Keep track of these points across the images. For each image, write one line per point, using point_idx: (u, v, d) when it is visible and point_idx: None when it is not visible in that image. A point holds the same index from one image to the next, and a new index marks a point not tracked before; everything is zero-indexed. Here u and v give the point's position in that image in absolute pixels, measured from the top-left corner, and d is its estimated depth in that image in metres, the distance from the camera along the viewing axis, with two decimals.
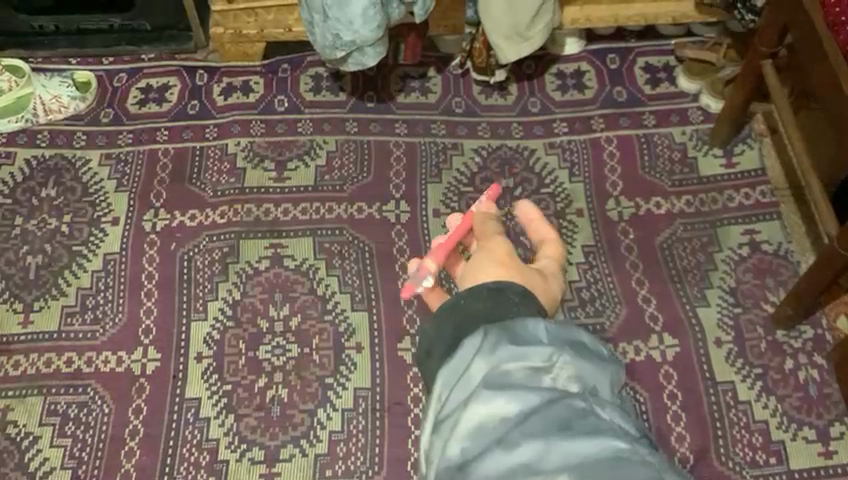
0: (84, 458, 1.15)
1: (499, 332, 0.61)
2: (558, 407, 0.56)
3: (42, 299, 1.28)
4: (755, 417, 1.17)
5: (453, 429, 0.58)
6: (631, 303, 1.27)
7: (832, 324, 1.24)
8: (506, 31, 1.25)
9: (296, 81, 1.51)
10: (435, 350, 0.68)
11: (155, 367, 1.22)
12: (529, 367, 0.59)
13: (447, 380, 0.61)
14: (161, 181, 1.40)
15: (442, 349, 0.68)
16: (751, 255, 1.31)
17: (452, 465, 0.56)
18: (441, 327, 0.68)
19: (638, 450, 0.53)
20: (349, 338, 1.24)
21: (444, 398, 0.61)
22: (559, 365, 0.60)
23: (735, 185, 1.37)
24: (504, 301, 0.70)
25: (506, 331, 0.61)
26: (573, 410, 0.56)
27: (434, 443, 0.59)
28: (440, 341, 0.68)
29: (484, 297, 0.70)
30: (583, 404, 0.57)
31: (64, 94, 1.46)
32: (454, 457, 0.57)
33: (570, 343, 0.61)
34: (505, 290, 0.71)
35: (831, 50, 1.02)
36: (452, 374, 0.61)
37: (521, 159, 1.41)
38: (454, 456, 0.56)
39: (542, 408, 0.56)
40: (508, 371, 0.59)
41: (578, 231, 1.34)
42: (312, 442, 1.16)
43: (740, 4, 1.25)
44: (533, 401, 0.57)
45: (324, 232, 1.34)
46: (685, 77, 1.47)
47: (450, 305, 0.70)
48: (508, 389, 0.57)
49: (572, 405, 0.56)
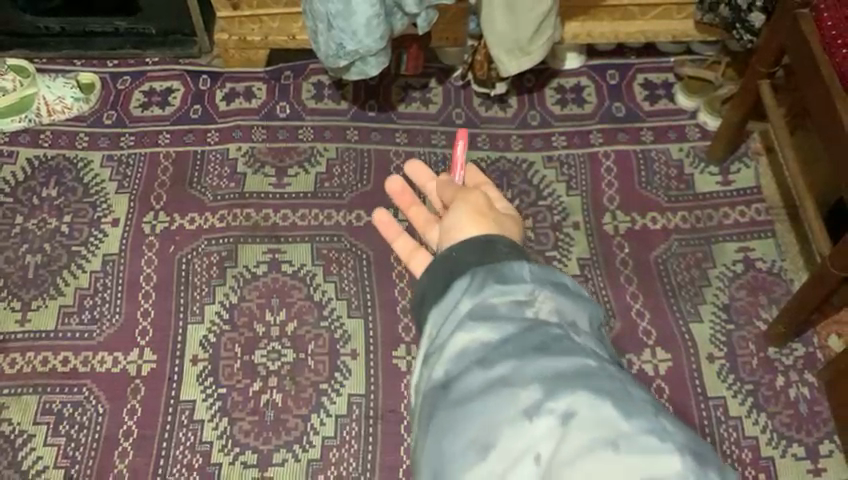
0: (77, 458, 1.16)
1: (485, 270, 0.53)
2: (537, 329, 0.49)
3: (40, 299, 1.29)
4: (746, 432, 1.18)
5: (434, 360, 0.51)
6: (626, 317, 1.28)
7: (823, 343, 1.25)
8: (507, 44, 1.27)
9: (299, 88, 1.52)
10: (425, 296, 0.57)
11: (151, 368, 1.23)
12: (512, 300, 0.51)
13: (434, 317, 0.54)
14: (162, 183, 1.41)
15: (431, 292, 0.56)
16: (745, 272, 1.32)
17: (431, 394, 0.49)
18: (430, 274, 0.57)
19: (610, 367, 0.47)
20: (345, 344, 1.25)
21: (430, 335, 0.53)
22: (542, 298, 0.51)
23: (731, 203, 1.39)
24: (496, 257, 0.56)
25: (491, 269, 0.53)
26: (552, 332, 0.49)
27: (417, 375, 0.52)
28: (430, 291, 0.56)
29: (471, 248, 0.57)
30: (561, 329, 0.49)
31: (68, 96, 1.47)
32: (434, 385, 0.49)
33: (555, 280, 0.52)
34: (495, 244, 0.57)
35: (826, 70, 1.04)
36: (439, 311, 0.54)
37: (520, 172, 1.43)
38: (434, 385, 0.49)
39: (522, 331, 0.49)
40: (491, 303, 0.51)
41: (575, 244, 1.35)
42: (305, 447, 1.17)
43: (739, 24, 1.27)
44: (514, 327, 0.49)
45: (323, 238, 1.35)
46: (683, 94, 1.48)
47: (439, 257, 0.58)
48: (489, 316, 0.50)
49: (553, 329, 0.49)
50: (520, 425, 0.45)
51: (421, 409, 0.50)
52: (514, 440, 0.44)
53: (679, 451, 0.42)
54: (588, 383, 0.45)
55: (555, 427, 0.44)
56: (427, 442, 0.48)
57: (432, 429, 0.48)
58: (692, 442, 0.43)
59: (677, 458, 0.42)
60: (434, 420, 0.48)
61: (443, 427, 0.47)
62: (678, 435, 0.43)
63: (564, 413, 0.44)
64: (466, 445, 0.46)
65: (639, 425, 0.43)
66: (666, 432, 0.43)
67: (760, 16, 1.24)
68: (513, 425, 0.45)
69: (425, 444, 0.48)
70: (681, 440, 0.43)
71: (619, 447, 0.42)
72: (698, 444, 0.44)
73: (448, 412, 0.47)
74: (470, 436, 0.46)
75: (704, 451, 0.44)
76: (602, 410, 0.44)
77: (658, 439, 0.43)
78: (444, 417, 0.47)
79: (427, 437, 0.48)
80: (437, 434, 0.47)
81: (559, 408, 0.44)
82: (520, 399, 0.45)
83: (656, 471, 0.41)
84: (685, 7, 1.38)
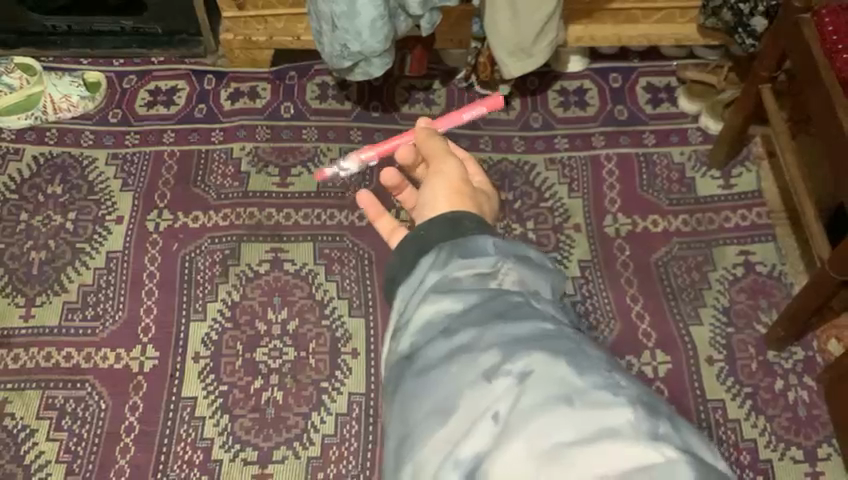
0: (79, 453, 1.16)
1: (451, 246, 0.55)
2: (499, 298, 0.50)
3: (44, 295, 1.30)
4: (744, 435, 1.18)
5: (402, 334, 0.52)
6: (626, 319, 1.28)
7: (823, 347, 1.26)
8: (510, 47, 1.28)
9: (303, 89, 1.53)
10: (395, 277, 0.57)
11: (153, 365, 1.24)
12: (476, 273, 0.52)
13: (402, 294, 0.55)
14: (166, 182, 1.42)
15: (401, 274, 0.57)
16: (745, 275, 1.32)
17: (398, 366, 0.51)
18: (401, 256, 0.57)
19: (567, 331, 0.48)
20: (346, 343, 1.26)
21: (399, 312, 0.55)
22: (505, 271, 0.52)
23: (732, 206, 1.39)
24: (463, 232, 0.57)
25: (456, 244, 0.54)
26: (513, 300, 0.50)
27: (387, 351, 0.54)
28: (398, 267, 0.57)
29: (437, 226, 0.57)
30: (522, 297, 0.51)
31: (75, 94, 1.48)
32: (400, 357, 0.51)
33: (518, 252, 0.54)
34: (463, 220, 0.58)
35: (827, 76, 1.05)
36: (407, 288, 0.55)
37: (522, 174, 1.43)
38: (401, 357, 0.51)
39: (485, 299, 0.50)
40: (456, 277, 0.52)
41: (576, 246, 1.36)
42: (305, 445, 1.18)
43: (741, 28, 1.27)
44: (476, 296, 0.50)
45: (325, 238, 1.36)
46: (685, 99, 1.49)
47: (404, 241, 0.58)
48: (453, 289, 0.51)
49: (514, 297, 0.50)
50: (480, 387, 0.45)
51: (390, 381, 0.52)
52: (474, 402, 0.45)
53: (633, 404, 0.42)
54: (544, 344, 0.46)
55: (512, 386, 0.44)
56: (394, 411, 0.49)
57: (398, 399, 0.49)
58: (647, 397, 0.44)
59: (630, 408, 0.42)
60: (400, 390, 0.49)
61: (408, 395, 0.48)
62: (631, 390, 0.44)
63: (521, 372, 0.45)
64: (428, 410, 0.46)
65: (594, 381, 0.44)
66: (620, 388, 0.44)
67: (763, 20, 1.25)
68: (472, 388, 0.45)
69: (392, 414, 0.50)
70: (636, 395, 0.43)
71: (575, 403, 0.42)
72: (652, 398, 0.44)
73: (412, 380, 0.49)
74: (431, 401, 0.47)
75: (658, 406, 0.43)
76: (558, 368, 0.44)
77: (612, 394, 0.43)
78: (409, 383, 0.49)
79: (394, 407, 0.50)
80: (402, 402, 0.49)
81: (516, 369, 0.45)
82: (479, 362, 0.46)
83: (610, 422, 0.41)
84: (687, 11, 1.38)
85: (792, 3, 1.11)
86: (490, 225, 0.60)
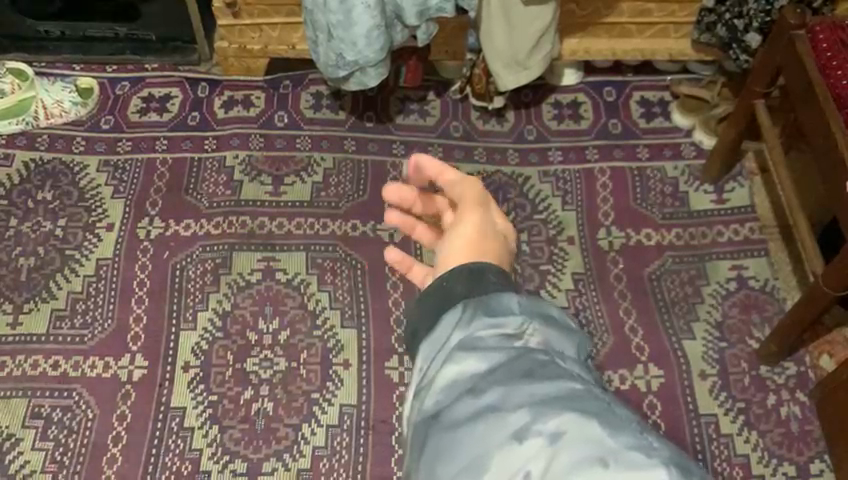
0: (65, 463, 1.15)
1: (474, 303, 0.55)
2: (525, 356, 0.51)
3: (32, 302, 1.28)
4: (737, 450, 1.18)
5: (426, 392, 0.53)
6: (619, 332, 1.28)
7: (815, 362, 1.26)
8: (505, 58, 1.28)
9: (297, 99, 1.52)
10: (417, 330, 0.59)
11: (141, 374, 1.22)
12: (500, 333, 0.53)
13: (425, 352, 0.55)
14: (157, 190, 1.40)
15: (422, 327, 0.59)
16: (738, 290, 1.33)
17: (423, 424, 0.52)
18: (422, 307, 0.59)
19: (595, 390, 0.49)
20: (338, 354, 1.25)
21: (421, 369, 0.55)
22: (530, 331, 0.53)
23: (725, 221, 1.39)
24: (484, 284, 0.59)
25: (479, 301, 0.55)
26: (540, 358, 0.51)
27: (409, 410, 0.54)
28: (423, 321, 0.59)
29: (460, 279, 0.59)
30: (547, 355, 0.51)
31: (66, 100, 1.47)
32: (425, 416, 0.52)
33: (542, 311, 0.54)
34: (484, 272, 0.60)
35: (822, 93, 1.05)
36: (430, 346, 0.55)
37: (515, 186, 1.43)
38: (426, 416, 0.51)
39: (511, 359, 0.51)
40: (481, 335, 0.53)
41: (568, 259, 1.35)
42: (295, 456, 1.17)
43: (736, 44, 1.28)
44: (501, 356, 0.51)
45: (318, 248, 1.35)
46: (679, 113, 1.50)
47: (433, 286, 0.60)
48: (477, 347, 0.52)
49: (540, 356, 0.51)
50: (511, 447, 0.46)
51: (413, 439, 0.52)
52: (504, 462, 0.46)
53: (666, 466, 0.43)
54: (575, 405, 0.47)
55: (543, 448, 0.46)
56: (420, 469, 0.50)
57: (425, 456, 0.50)
58: (678, 458, 0.45)
59: (663, 470, 0.43)
60: (426, 447, 0.50)
61: (435, 454, 0.49)
62: (663, 451, 0.45)
63: (553, 433, 0.46)
64: (458, 469, 0.47)
65: (626, 442, 0.45)
66: (653, 449, 0.45)
67: (757, 36, 1.25)
68: (502, 447, 0.47)
69: (419, 471, 0.50)
70: (667, 456, 0.44)
71: (609, 464, 0.44)
72: (682, 458, 0.45)
73: (439, 439, 0.49)
74: (460, 461, 0.48)
75: (689, 465, 0.45)
76: (589, 430, 0.45)
77: (645, 455, 0.44)
78: (437, 441, 0.49)
79: (420, 464, 0.50)
80: (429, 460, 0.49)
81: (547, 430, 0.46)
82: (508, 423, 0.47)
83: None
84: (682, 27, 1.39)
85: (787, 19, 1.11)
86: (513, 279, 0.61)
